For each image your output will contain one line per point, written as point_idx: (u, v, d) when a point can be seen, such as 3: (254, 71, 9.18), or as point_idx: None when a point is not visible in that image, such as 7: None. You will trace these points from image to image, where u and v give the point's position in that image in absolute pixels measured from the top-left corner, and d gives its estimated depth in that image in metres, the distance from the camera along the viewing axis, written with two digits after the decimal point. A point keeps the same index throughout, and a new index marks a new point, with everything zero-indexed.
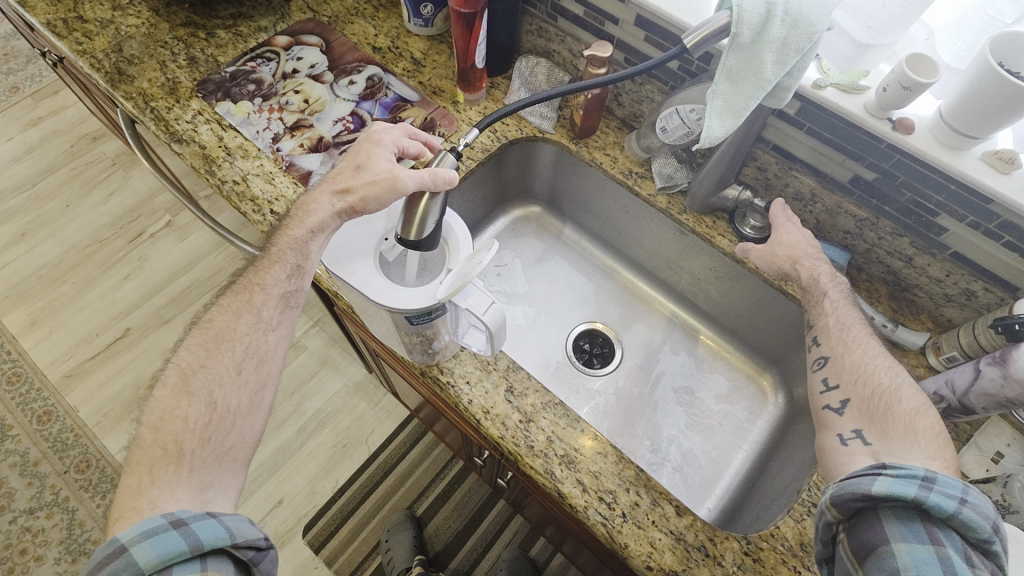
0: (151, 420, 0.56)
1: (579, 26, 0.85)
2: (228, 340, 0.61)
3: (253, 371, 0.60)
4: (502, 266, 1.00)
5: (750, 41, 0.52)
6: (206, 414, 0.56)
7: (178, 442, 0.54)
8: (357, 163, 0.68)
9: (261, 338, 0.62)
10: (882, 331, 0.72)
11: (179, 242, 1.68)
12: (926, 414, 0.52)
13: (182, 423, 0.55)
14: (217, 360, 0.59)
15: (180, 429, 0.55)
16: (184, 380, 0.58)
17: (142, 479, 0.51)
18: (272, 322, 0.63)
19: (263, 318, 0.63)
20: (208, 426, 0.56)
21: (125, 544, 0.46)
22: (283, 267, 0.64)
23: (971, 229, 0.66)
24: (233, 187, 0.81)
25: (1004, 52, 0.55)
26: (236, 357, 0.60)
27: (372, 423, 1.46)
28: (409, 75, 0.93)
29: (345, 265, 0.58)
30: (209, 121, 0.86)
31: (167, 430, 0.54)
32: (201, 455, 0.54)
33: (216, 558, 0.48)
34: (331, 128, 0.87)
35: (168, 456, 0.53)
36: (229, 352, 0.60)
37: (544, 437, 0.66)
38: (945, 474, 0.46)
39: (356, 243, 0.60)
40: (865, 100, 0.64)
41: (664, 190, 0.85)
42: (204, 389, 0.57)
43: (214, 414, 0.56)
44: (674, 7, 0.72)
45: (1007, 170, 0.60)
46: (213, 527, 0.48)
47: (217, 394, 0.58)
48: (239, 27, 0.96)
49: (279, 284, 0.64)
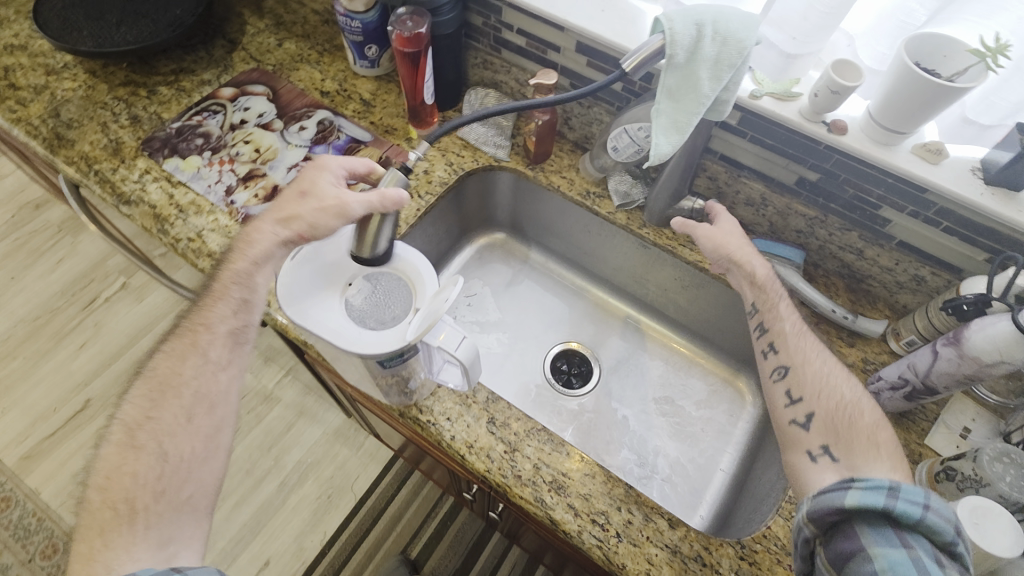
0: (97, 480, 0.53)
1: (522, 56, 0.87)
2: (176, 385, 0.58)
3: (206, 415, 0.58)
4: (473, 295, 1.00)
5: (685, 61, 0.54)
6: (158, 468, 0.54)
7: (129, 500, 0.52)
8: (302, 189, 0.66)
9: (210, 380, 0.60)
10: (843, 322, 0.75)
11: (137, 303, 1.62)
12: (884, 431, 0.55)
13: (132, 479, 0.53)
14: (164, 410, 0.57)
15: (131, 485, 0.52)
16: (128, 436, 0.55)
17: (94, 544, 0.49)
18: (221, 362, 0.61)
19: (212, 359, 0.60)
20: (160, 478, 0.54)
21: None
22: (228, 303, 0.62)
23: (912, 217, 0.69)
24: (188, 244, 0.79)
25: (918, 52, 0.59)
26: (185, 403, 0.58)
27: (356, 469, 1.42)
28: (359, 116, 0.94)
29: (302, 305, 0.57)
30: (158, 178, 0.84)
31: (116, 488, 0.52)
32: (157, 510, 0.52)
33: None
34: (285, 175, 0.86)
35: (119, 515, 0.51)
36: (176, 399, 0.58)
37: (530, 465, 0.65)
38: (909, 484, 0.48)
39: (311, 283, 0.59)
40: (800, 106, 0.67)
41: (622, 208, 0.86)
42: (153, 440, 0.55)
43: (165, 469, 0.54)
44: (612, 31, 0.75)
45: (937, 160, 0.63)
46: None
47: (166, 447, 0.55)
48: (181, 82, 0.95)
49: (231, 328, 0.62)
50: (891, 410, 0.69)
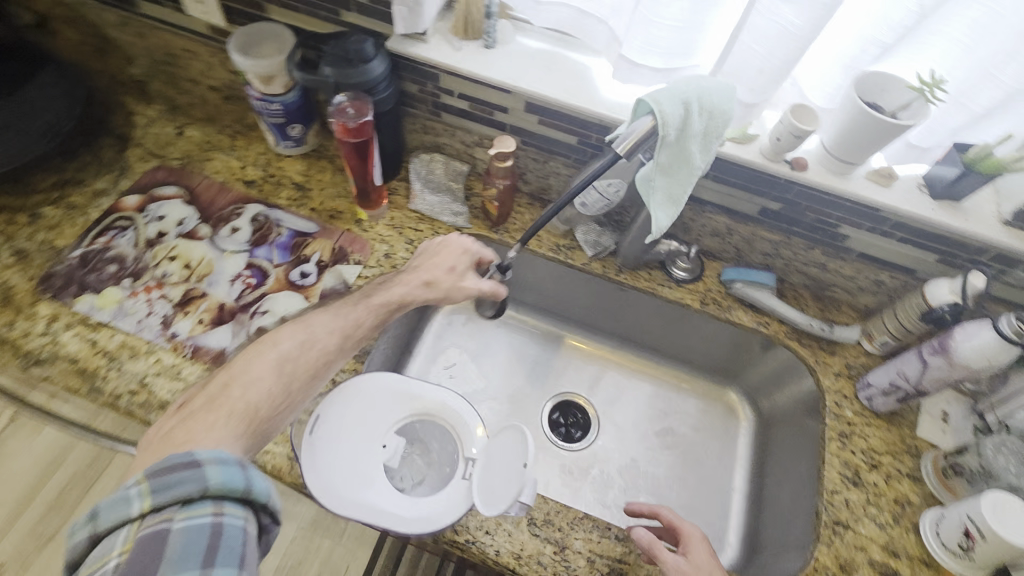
0: (205, 388, 0.52)
1: (466, 118, 0.82)
2: (308, 324, 0.58)
3: (320, 354, 0.57)
4: (452, 365, 0.95)
5: (675, 138, 0.54)
6: (275, 385, 0.53)
7: (239, 404, 0.50)
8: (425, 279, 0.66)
9: (324, 329, 0.58)
10: (821, 333, 0.80)
11: (35, 434, 1.38)
12: None
13: (245, 389, 0.51)
14: (286, 334, 0.56)
15: (243, 396, 0.51)
16: (249, 347, 0.55)
17: (191, 432, 0.46)
18: (348, 321, 0.60)
19: (343, 331, 0.59)
20: (267, 400, 0.52)
21: (197, 460, 0.41)
22: (349, 315, 0.60)
23: (869, 232, 0.74)
24: (132, 399, 0.67)
25: (866, 90, 0.63)
26: (302, 337, 0.57)
27: (345, 559, 1.32)
28: (297, 204, 0.85)
29: (325, 463, 0.60)
30: (73, 324, 0.71)
31: (230, 394, 0.50)
32: (252, 422, 0.50)
33: (248, 510, 0.42)
34: (230, 289, 0.76)
35: (224, 413, 0.49)
36: (299, 330, 0.57)
37: (584, 560, 0.63)
38: None
39: (338, 427, 0.62)
40: (759, 147, 0.70)
41: (595, 257, 0.85)
42: (273, 354, 0.54)
43: (287, 379, 0.54)
44: (565, 93, 0.73)
45: (888, 183, 0.69)
46: (263, 479, 0.44)
47: (288, 355, 0.55)
48: (70, 197, 0.81)
49: (366, 313, 0.61)
50: (883, 410, 0.75)
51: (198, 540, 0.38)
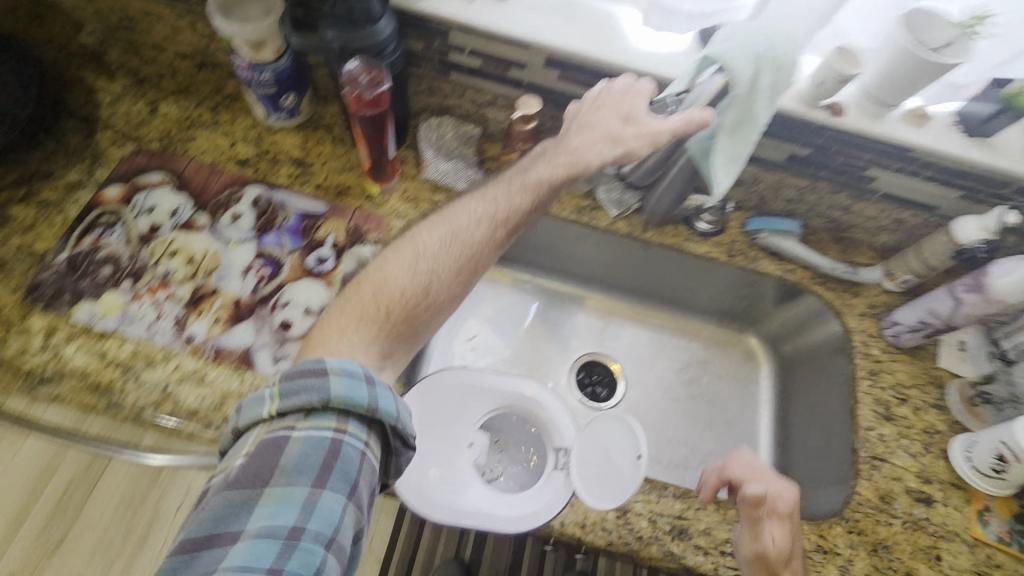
0: (365, 284, 0.56)
1: (478, 76, 0.76)
2: (455, 216, 0.59)
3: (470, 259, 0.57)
4: (475, 338, 0.93)
5: (743, 97, 0.55)
6: (419, 285, 0.55)
7: (388, 306, 0.54)
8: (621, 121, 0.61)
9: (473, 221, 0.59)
10: (846, 276, 0.81)
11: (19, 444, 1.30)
12: None
13: (396, 293, 0.55)
14: (432, 235, 0.58)
15: (397, 297, 0.54)
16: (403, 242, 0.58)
17: (349, 327, 0.53)
18: (491, 203, 0.60)
19: (490, 214, 0.59)
20: (420, 299, 0.55)
21: (326, 367, 0.47)
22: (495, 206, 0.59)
23: (896, 173, 0.74)
24: (158, 410, 0.62)
25: (915, 28, 0.61)
26: (443, 233, 0.58)
27: None
28: (300, 182, 0.78)
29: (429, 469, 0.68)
30: (74, 335, 0.65)
31: (383, 294, 0.55)
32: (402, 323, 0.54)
33: (374, 430, 0.49)
34: (243, 282, 0.70)
35: (380, 314, 0.54)
36: (441, 227, 0.58)
37: (646, 520, 0.64)
38: None
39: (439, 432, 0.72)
40: (798, 92, 0.69)
41: (620, 215, 0.83)
42: (414, 257, 0.56)
43: (425, 276, 0.56)
44: (590, 43, 0.68)
45: (923, 124, 0.69)
46: (390, 400, 0.49)
47: (434, 243, 0.57)
48: (41, 193, 0.72)
49: (522, 195, 0.60)
50: (907, 345, 0.77)
51: (315, 451, 0.45)
